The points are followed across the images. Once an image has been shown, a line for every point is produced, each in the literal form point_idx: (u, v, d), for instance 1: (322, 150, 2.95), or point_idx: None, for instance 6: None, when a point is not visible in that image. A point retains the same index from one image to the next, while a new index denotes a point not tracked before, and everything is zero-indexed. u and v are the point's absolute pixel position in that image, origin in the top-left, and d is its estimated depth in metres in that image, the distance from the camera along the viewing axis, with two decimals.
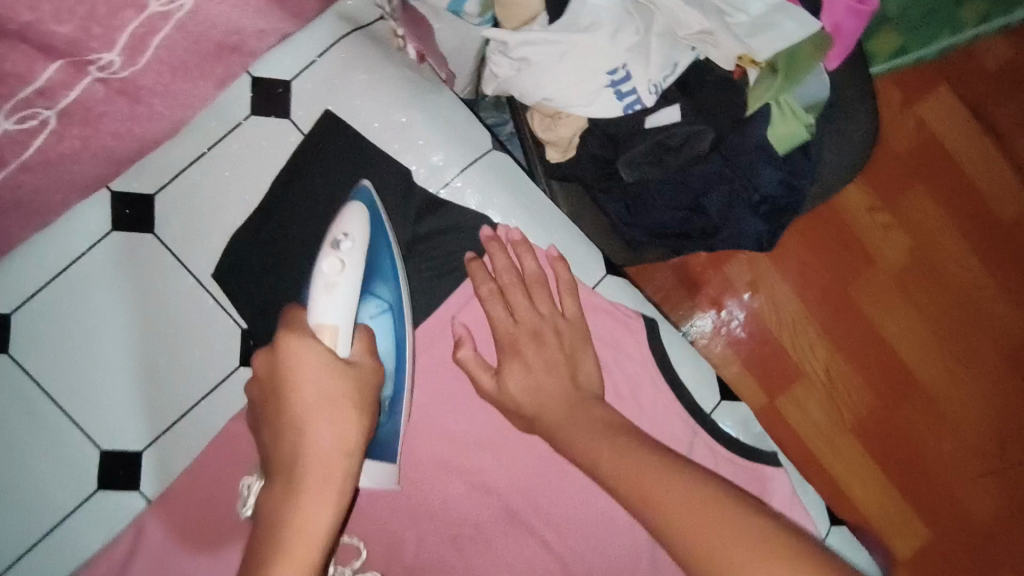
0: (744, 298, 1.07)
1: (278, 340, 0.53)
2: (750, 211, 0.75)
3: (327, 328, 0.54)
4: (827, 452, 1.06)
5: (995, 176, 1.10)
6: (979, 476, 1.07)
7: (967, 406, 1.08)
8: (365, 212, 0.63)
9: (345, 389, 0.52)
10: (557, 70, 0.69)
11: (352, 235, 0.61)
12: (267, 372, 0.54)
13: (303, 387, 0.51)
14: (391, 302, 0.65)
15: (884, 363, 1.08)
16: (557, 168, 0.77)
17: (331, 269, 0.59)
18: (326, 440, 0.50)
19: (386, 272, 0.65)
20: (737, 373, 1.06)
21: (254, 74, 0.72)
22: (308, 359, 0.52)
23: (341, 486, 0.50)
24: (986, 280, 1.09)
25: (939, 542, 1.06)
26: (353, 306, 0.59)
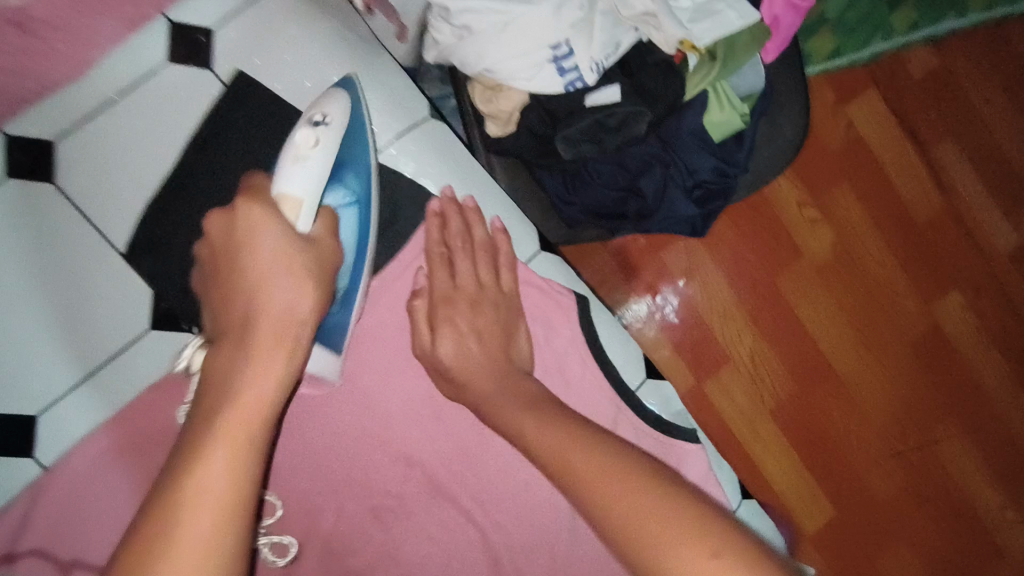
0: (680, 285, 1.10)
1: (237, 210, 0.54)
2: (683, 194, 0.82)
3: (282, 244, 0.54)
4: (747, 432, 1.11)
5: (913, 177, 1.16)
6: (881, 456, 1.15)
7: (874, 391, 1.15)
8: (348, 100, 0.61)
9: (305, 256, 0.55)
10: (499, 41, 0.68)
11: (331, 116, 0.59)
12: (223, 233, 0.55)
13: (260, 257, 0.53)
14: (358, 194, 0.62)
15: (803, 350, 1.13)
16: (493, 142, 0.76)
17: (304, 143, 0.57)
18: (283, 301, 0.52)
19: (359, 165, 0.62)
20: (669, 357, 1.10)
21: (171, 17, 0.64)
22: (267, 226, 0.54)
23: (290, 352, 0.52)
24: (899, 275, 1.16)
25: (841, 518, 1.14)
26: (323, 177, 0.58)
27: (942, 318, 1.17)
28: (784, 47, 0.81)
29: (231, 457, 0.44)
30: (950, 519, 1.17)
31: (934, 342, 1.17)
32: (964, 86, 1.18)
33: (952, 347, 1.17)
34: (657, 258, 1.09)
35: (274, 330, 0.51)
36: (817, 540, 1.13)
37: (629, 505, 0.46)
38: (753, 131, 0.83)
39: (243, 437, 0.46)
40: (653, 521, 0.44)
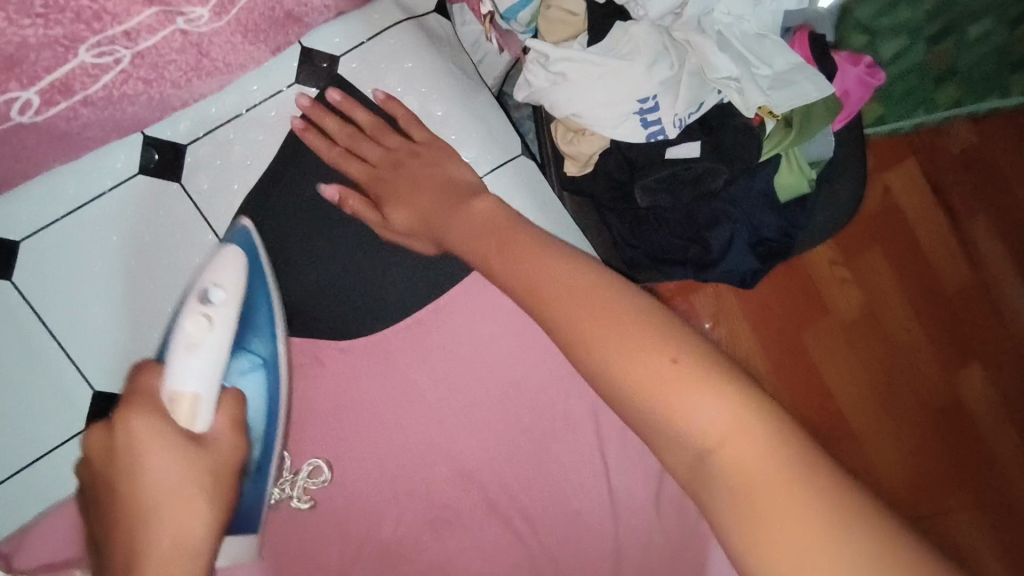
0: (707, 328, 1.11)
1: (117, 423, 0.52)
2: (746, 249, 0.83)
3: (178, 467, 0.51)
4: None
5: (945, 249, 1.18)
6: (893, 523, 1.15)
7: (890, 456, 1.16)
8: (243, 257, 0.65)
9: (196, 474, 0.51)
10: (592, 90, 0.75)
11: (224, 285, 0.62)
12: (102, 457, 0.51)
13: (145, 487, 0.49)
14: (266, 358, 0.66)
15: (823, 407, 1.14)
16: (569, 180, 0.82)
17: (195, 327, 0.59)
18: (174, 524, 0.49)
19: (262, 328, 0.66)
20: None
21: (305, 44, 0.78)
22: (159, 450, 0.51)
23: (190, 574, 0.49)
24: (923, 344, 1.17)
25: None
26: (218, 363, 0.59)
27: (963, 390, 1.18)
28: (851, 119, 0.85)
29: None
30: None
31: (953, 414, 1.18)
32: (1002, 168, 1.21)
33: (970, 424, 1.18)
34: (689, 302, 1.11)
35: (175, 514, 0.49)
36: None
37: (735, 444, 0.43)
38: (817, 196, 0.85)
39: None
40: (739, 446, 0.43)
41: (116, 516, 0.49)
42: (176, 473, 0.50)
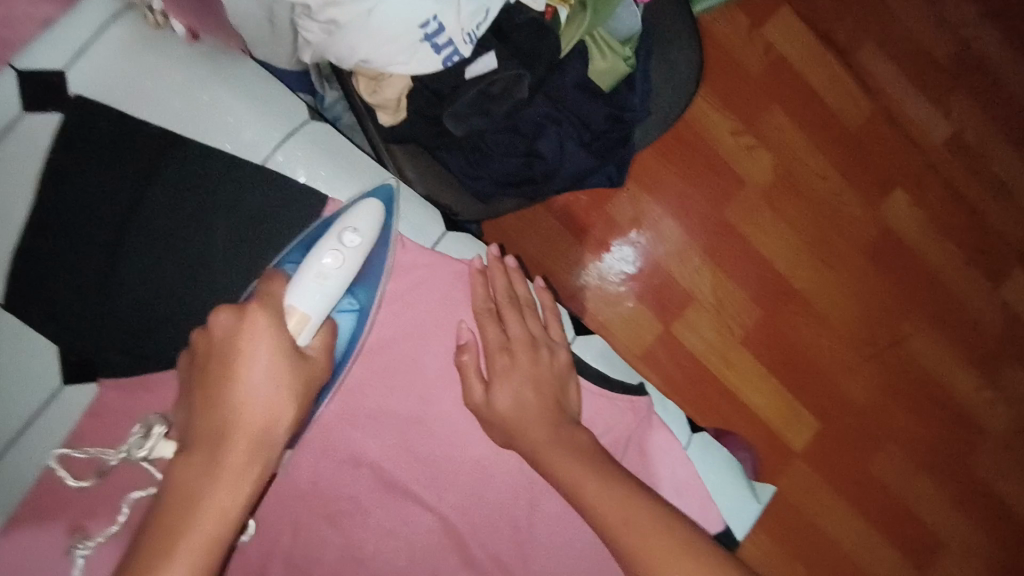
0: (632, 235, 1.11)
1: (246, 314, 0.57)
2: (582, 148, 0.84)
3: (283, 371, 0.56)
4: (719, 364, 1.13)
5: (840, 87, 1.17)
6: (854, 362, 1.19)
7: (837, 301, 1.18)
8: (381, 210, 0.67)
9: (290, 375, 0.57)
10: (368, 27, 0.68)
11: (359, 230, 0.64)
12: (221, 339, 0.56)
13: (249, 370, 0.55)
14: (362, 306, 0.70)
15: (762, 275, 1.15)
16: (390, 132, 0.78)
17: (331, 262, 0.62)
18: (268, 423, 0.55)
19: (371, 285, 0.70)
20: (632, 309, 1.10)
21: (18, 67, 0.68)
22: (265, 339, 0.56)
23: (261, 468, 0.54)
24: (842, 186, 1.18)
25: (826, 428, 1.17)
26: (334, 301, 0.62)
27: (891, 218, 1.20)
28: None
29: (203, 547, 0.49)
30: (929, 411, 1.21)
31: (888, 244, 1.20)
32: None
33: (905, 246, 1.20)
34: (603, 213, 1.09)
35: (270, 392, 0.55)
36: (806, 456, 1.17)
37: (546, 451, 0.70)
38: (645, 71, 0.87)
39: (209, 544, 0.50)
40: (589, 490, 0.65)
41: (221, 389, 0.54)
42: (276, 394, 0.56)
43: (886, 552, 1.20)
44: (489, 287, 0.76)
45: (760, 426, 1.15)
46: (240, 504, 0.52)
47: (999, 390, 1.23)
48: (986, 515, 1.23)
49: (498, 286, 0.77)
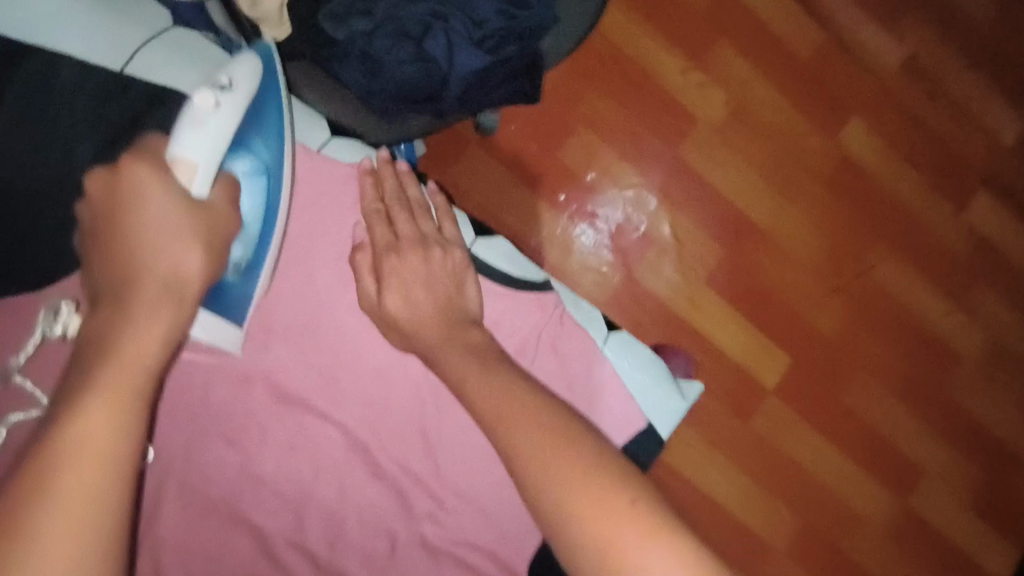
0: (587, 179, 1.09)
1: (118, 168, 0.51)
2: (471, 48, 0.73)
3: (175, 196, 0.52)
4: (685, 305, 1.12)
5: (787, 16, 1.15)
6: (822, 296, 1.17)
7: (800, 235, 1.17)
8: (260, 64, 0.63)
9: (199, 226, 0.52)
10: None
11: (235, 83, 0.60)
12: (103, 191, 0.51)
13: (148, 215, 0.50)
14: (269, 164, 0.64)
15: (722, 214, 1.14)
16: (280, 48, 0.71)
17: (204, 102, 0.57)
18: (176, 263, 0.50)
19: (269, 127, 0.64)
20: (593, 257, 1.09)
21: None
22: (158, 184, 0.52)
23: (176, 309, 0.49)
24: (796, 118, 1.16)
25: (798, 364, 1.16)
26: (222, 148, 0.57)
27: (849, 147, 1.18)
28: None
29: (91, 461, 0.40)
30: (900, 340, 1.19)
31: (847, 173, 1.18)
32: None
33: (865, 175, 1.19)
34: (556, 161, 1.08)
35: (177, 238, 0.50)
36: (782, 395, 1.15)
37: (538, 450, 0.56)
38: None
39: (123, 386, 0.44)
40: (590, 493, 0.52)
41: (114, 234, 0.50)
42: (188, 250, 0.50)
43: (869, 487, 1.18)
44: (380, 188, 0.71)
45: (731, 366, 1.13)
46: (152, 350, 0.46)
47: (971, 314, 1.22)
48: (965, 442, 1.21)
49: (387, 189, 0.71)
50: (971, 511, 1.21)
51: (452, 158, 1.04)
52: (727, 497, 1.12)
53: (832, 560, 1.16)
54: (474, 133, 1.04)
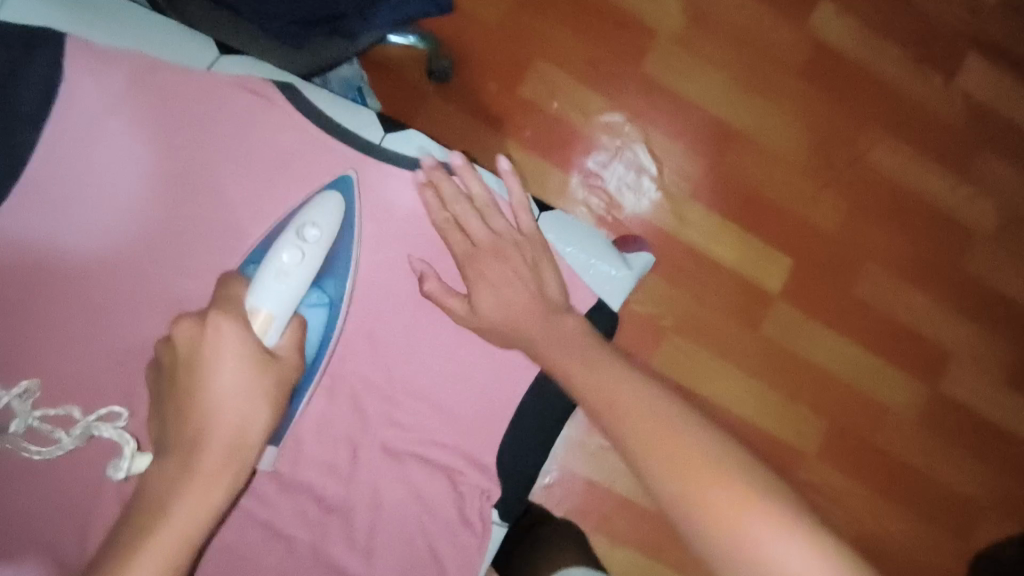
0: (552, 111, 1.07)
1: (207, 322, 0.56)
2: None
3: (245, 374, 0.55)
4: (673, 222, 1.09)
5: None
6: (815, 191, 1.12)
7: (784, 133, 1.12)
8: (341, 207, 0.68)
9: (268, 392, 0.56)
10: None
11: (319, 226, 0.65)
12: (181, 352, 0.55)
13: (218, 387, 0.53)
14: (333, 298, 0.67)
15: (698, 124, 1.10)
16: None
17: (291, 257, 0.61)
18: (235, 427, 0.53)
19: (340, 272, 0.68)
20: (574, 186, 1.07)
21: None
22: (232, 348, 0.55)
23: (234, 473, 0.53)
24: (760, 12, 1.12)
25: (801, 263, 1.11)
26: (298, 295, 0.62)
27: (820, 33, 1.13)
28: None
29: (163, 557, 0.48)
30: (909, 224, 1.14)
31: (821, 61, 1.13)
32: None
33: (842, 59, 1.14)
34: (517, 99, 1.06)
35: (241, 405, 0.54)
36: (788, 297, 1.11)
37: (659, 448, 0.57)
38: None
39: (184, 535, 0.50)
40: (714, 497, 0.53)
41: (185, 406, 0.54)
42: (258, 412, 0.55)
43: (895, 377, 1.13)
44: (438, 199, 0.73)
45: (730, 275, 1.10)
46: (215, 499, 0.51)
47: (980, 185, 1.16)
48: (992, 317, 1.16)
49: (444, 196, 0.73)
50: (1009, 388, 1.16)
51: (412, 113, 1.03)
52: (745, 407, 1.09)
53: (867, 456, 1.12)
54: (431, 83, 1.04)
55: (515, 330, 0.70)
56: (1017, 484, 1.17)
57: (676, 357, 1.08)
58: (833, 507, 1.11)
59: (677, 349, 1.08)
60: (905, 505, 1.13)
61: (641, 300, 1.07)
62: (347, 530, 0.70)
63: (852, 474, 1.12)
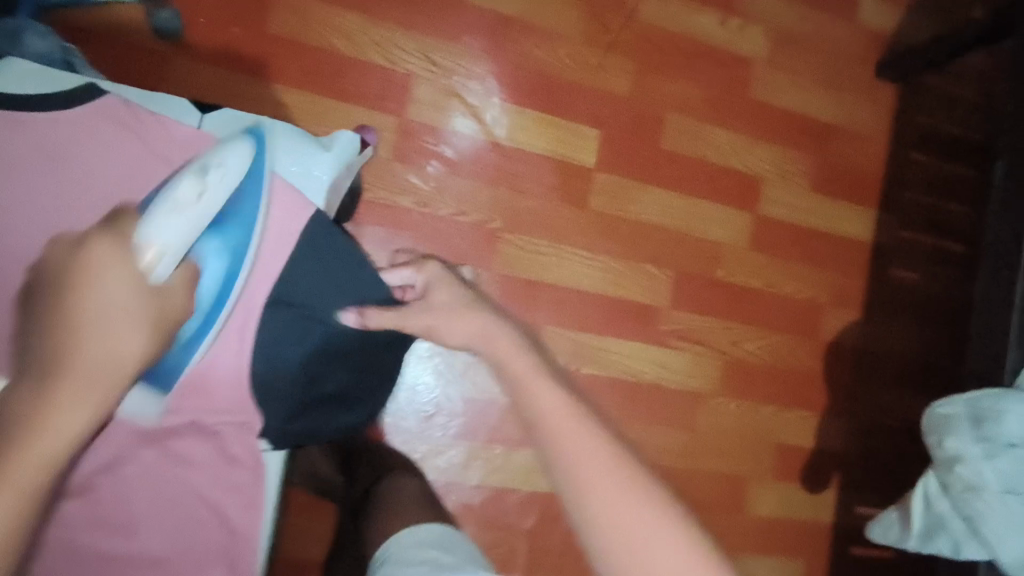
0: (311, 42, 1.00)
1: (87, 239, 0.53)
2: None
3: (127, 290, 0.53)
4: (474, 126, 1.07)
5: None
6: (600, 58, 1.13)
7: (555, 9, 1.11)
8: (249, 154, 0.61)
9: (150, 319, 0.54)
10: None
11: (224, 166, 0.59)
12: (60, 262, 0.53)
13: (94, 303, 0.51)
14: (237, 248, 0.62)
15: (470, 20, 1.07)
16: None
17: (188, 193, 0.56)
18: (117, 348, 0.51)
19: (246, 219, 0.62)
20: (361, 114, 1.02)
21: None
22: (117, 267, 0.53)
23: (103, 394, 0.50)
24: None
25: (607, 131, 1.13)
26: (191, 237, 0.57)
27: None
28: None
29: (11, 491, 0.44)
30: (693, 68, 1.18)
31: None
32: None
33: None
34: (270, 37, 0.98)
35: (116, 331, 0.51)
36: (604, 167, 1.13)
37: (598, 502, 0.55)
38: None
39: (22, 490, 0.44)
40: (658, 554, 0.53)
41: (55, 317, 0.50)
42: (134, 343, 0.52)
43: (719, 213, 1.20)
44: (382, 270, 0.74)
45: (544, 162, 1.10)
46: (79, 422, 0.48)
47: (746, 14, 1.22)
48: (786, 133, 1.25)
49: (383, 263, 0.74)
50: (817, 194, 1.27)
51: (157, 82, 0.94)
52: (594, 282, 1.12)
53: (714, 291, 1.20)
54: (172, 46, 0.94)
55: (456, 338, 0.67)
56: (845, 276, 1.29)
57: (517, 255, 1.08)
58: (697, 347, 1.19)
59: (514, 247, 1.08)
60: (758, 324, 1.23)
61: (465, 210, 1.06)
62: (92, 513, 0.60)
63: (706, 312, 1.19)
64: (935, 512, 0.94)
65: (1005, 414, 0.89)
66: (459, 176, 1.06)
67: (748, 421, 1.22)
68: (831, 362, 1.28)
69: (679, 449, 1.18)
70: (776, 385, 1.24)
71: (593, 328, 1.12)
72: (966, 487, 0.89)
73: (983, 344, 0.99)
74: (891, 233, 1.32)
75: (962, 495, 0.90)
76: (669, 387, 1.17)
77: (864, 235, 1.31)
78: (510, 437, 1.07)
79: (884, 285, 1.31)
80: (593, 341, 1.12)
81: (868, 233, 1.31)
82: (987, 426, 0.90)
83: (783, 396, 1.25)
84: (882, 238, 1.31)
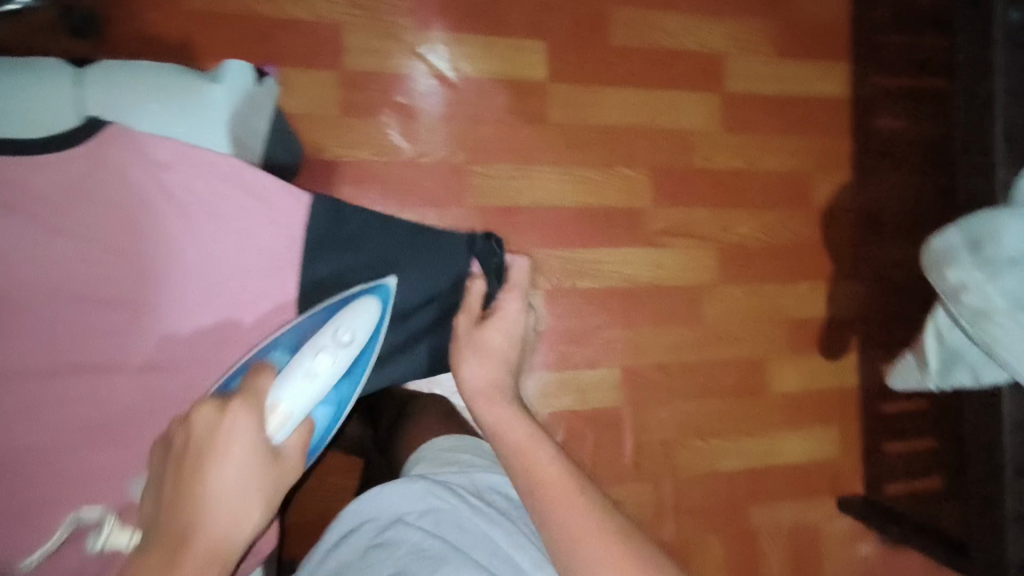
0: (232, 11, 0.97)
1: (230, 407, 0.51)
2: None
3: (244, 498, 0.49)
4: (417, 63, 1.04)
5: None
6: None
7: None
8: (379, 311, 0.65)
9: (247, 535, 0.48)
10: None
11: (355, 335, 0.63)
12: (206, 428, 0.49)
13: (221, 492, 0.47)
14: (340, 397, 0.64)
15: None
16: None
17: (322, 362, 0.60)
18: None
19: (354, 373, 0.65)
20: (300, 74, 1.00)
21: None
22: (247, 450, 0.50)
23: None
24: None
25: (551, 39, 1.10)
26: (313, 398, 0.59)
27: None
28: None
29: None
30: None
31: None
32: None
33: None
34: (192, 16, 0.96)
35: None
36: (556, 76, 1.10)
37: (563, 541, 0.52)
38: None
39: None
40: None
41: (187, 495, 0.47)
42: None
43: (685, 100, 1.17)
44: (497, 321, 0.68)
45: (495, 85, 1.07)
46: None
47: None
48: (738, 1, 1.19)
49: (473, 301, 0.69)
50: (783, 59, 1.22)
51: None
52: (571, 196, 1.11)
53: (696, 179, 1.18)
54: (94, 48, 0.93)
55: (488, 390, 0.63)
56: (828, 137, 1.26)
57: (487, 186, 1.07)
58: (689, 241, 1.17)
59: (483, 177, 1.07)
60: (747, 206, 1.21)
61: (426, 150, 1.04)
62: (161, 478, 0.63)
63: (692, 203, 1.17)
64: (948, 345, 0.94)
65: (1002, 231, 0.86)
66: (413, 118, 1.04)
67: (755, 303, 1.22)
68: (830, 227, 1.26)
69: (690, 343, 1.18)
70: (777, 263, 1.23)
71: (579, 242, 1.11)
72: (975, 313, 0.87)
73: (971, 169, 0.97)
74: (868, 83, 1.27)
75: (974, 324, 0.88)
76: (670, 285, 1.16)
77: (839, 91, 1.26)
78: (520, 366, 1.09)
79: (869, 138, 1.28)
80: (581, 255, 1.11)
81: (842, 88, 1.27)
82: (986, 248, 0.87)
83: (786, 272, 1.24)
84: (860, 90, 1.27)
